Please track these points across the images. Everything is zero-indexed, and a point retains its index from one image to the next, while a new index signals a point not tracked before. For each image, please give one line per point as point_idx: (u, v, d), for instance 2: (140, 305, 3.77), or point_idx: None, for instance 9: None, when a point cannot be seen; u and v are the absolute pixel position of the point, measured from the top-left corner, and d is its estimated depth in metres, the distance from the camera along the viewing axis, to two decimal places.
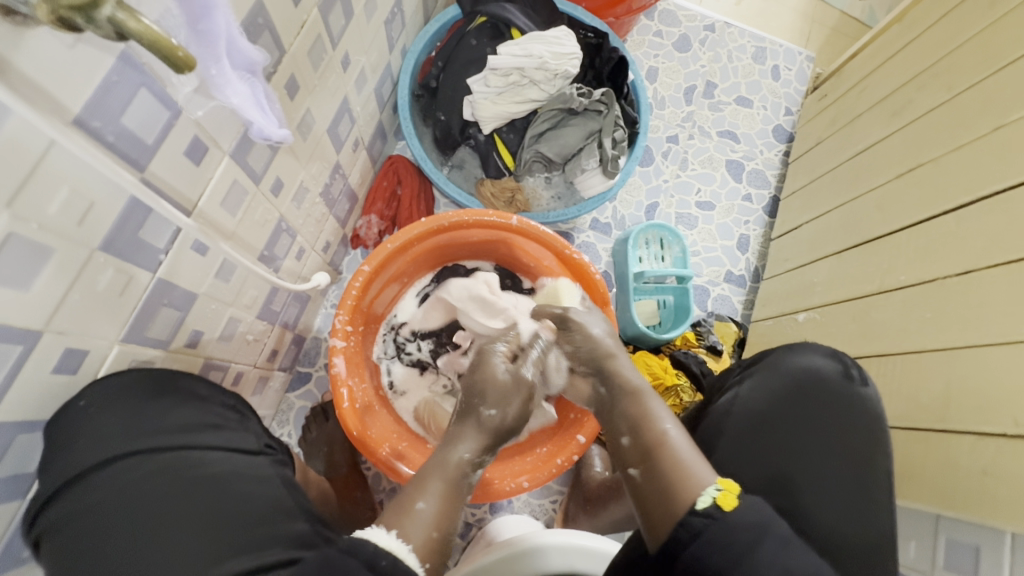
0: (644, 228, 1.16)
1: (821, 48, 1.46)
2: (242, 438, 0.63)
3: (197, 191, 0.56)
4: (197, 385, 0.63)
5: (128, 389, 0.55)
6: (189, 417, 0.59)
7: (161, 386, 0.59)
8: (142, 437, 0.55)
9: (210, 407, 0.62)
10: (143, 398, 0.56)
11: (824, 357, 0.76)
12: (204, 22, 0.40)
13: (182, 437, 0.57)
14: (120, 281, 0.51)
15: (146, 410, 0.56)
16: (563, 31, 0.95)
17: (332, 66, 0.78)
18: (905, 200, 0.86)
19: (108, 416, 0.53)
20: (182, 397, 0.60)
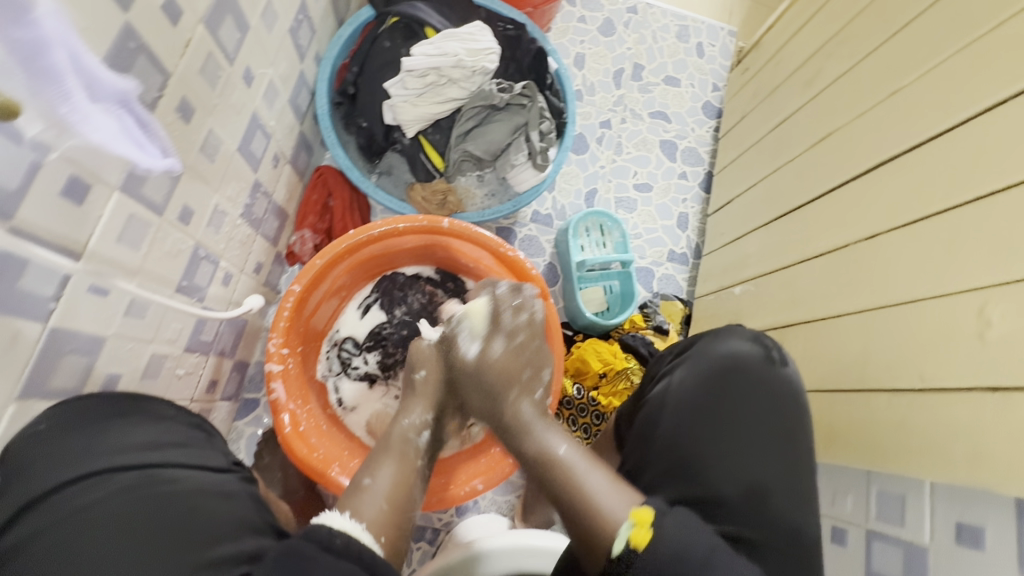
0: (583, 216, 1.18)
1: (743, 22, 1.48)
2: (213, 453, 0.62)
3: (85, 231, 0.54)
4: (159, 407, 0.63)
5: (80, 422, 0.54)
6: (146, 438, 0.57)
7: (120, 410, 0.59)
8: (104, 453, 0.53)
9: (168, 425, 0.61)
10: (97, 421, 0.56)
11: (745, 338, 0.78)
12: (42, 59, 0.37)
13: (145, 454, 0.55)
14: (4, 336, 0.48)
15: (98, 434, 0.54)
16: (477, 27, 0.94)
17: (233, 83, 0.74)
18: (820, 167, 0.89)
19: (60, 437, 0.52)
20: (141, 419, 0.59)
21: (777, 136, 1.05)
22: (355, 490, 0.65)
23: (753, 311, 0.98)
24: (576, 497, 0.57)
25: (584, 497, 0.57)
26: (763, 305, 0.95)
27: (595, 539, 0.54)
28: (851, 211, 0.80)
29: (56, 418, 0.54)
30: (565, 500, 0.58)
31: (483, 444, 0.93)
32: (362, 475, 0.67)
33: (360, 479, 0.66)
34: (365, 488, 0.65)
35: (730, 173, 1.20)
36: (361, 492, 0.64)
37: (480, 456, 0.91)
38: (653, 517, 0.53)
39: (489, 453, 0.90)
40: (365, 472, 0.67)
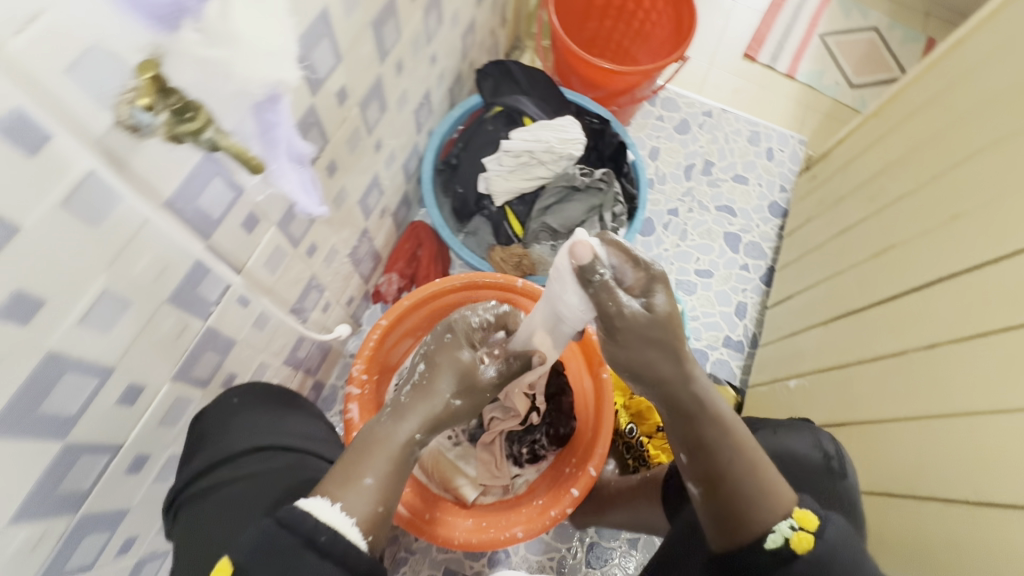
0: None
1: (813, 132, 1.63)
2: (336, 447, 0.79)
3: (246, 253, 0.67)
4: (308, 407, 0.84)
5: (265, 400, 0.77)
6: (311, 431, 0.78)
7: (280, 391, 0.82)
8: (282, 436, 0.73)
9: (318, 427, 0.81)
10: (271, 402, 0.78)
11: (806, 442, 0.75)
12: (271, 135, 0.50)
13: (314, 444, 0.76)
14: (178, 328, 0.61)
15: (281, 419, 0.77)
16: (568, 120, 1.11)
17: (366, 149, 0.90)
18: (883, 277, 0.92)
19: (250, 416, 0.74)
20: (301, 417, 0.81)
21: (842, 242, 1.09)
22: (351, 482, 0.60)
23: (805, 407, 0.99)
24: (732, 454, 0.65)
25: (752, 476, 0.63)
26: (817, 401, 0.96)
27: (732, 529, 0.63)
28: (908, 315, 0.84)
29: (245, 391, 0.76)
30: (726, 478, 0.64)
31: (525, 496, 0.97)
32: (363, 473, 0.62)
33: (363, 473, 0.62)
34: (365, 488, 0.60)
35: (791, 271, 1.25)
36: (360, 488, 0.60)
37: (522, 507, 0.94)
38: (817, 524, 0.59)
39: (530, 505, 0.94)
40: (370, 469, 0.62)
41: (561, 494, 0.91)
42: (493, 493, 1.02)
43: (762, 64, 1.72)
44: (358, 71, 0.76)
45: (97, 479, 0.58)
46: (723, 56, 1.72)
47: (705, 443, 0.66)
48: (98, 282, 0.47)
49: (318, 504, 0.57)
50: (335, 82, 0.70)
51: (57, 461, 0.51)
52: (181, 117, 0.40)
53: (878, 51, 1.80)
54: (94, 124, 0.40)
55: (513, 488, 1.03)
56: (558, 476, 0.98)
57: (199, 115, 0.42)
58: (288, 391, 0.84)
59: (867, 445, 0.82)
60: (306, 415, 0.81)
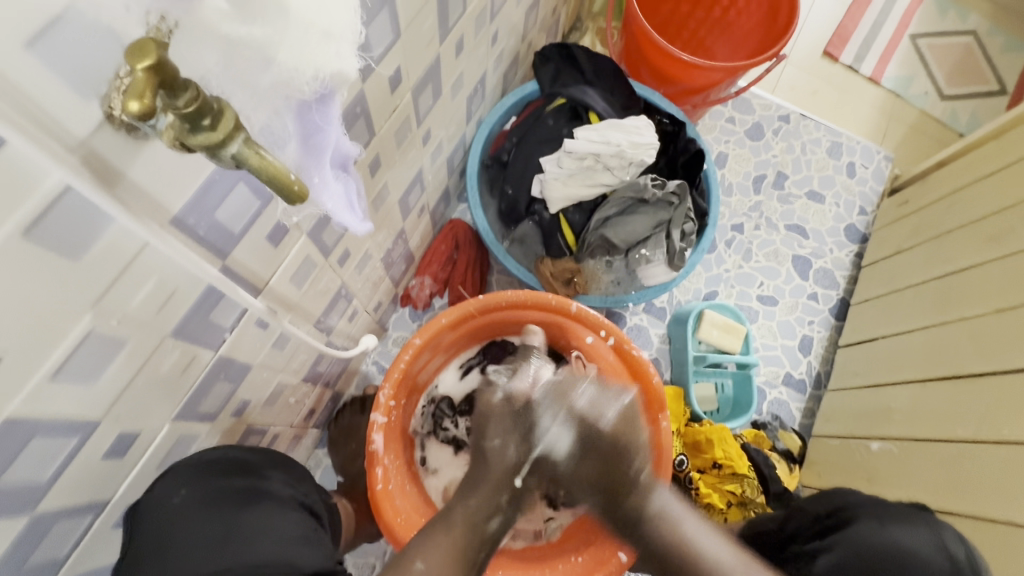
0: (702, 307, 1.11)
1: (898, 147, 1.41)
2: (316, 551, 0.59)
3: (270, 269, 0.55)
4: (277, 486, 0.64)
5: (216, 497, 0.58)
6: (279, 528, 0.58)
7: (239, 466, 0.62)
8: (241, 544, 0.56)
9: (294, 516, 0.61)
10: (222, 491, 0.58)
11: (925, 543, 0.65)
12: (315, 138, 0.38)
13: (284, 553, 0.56)
14: (184, 361, 0.49)
15: (236, 516, 0.57)
16: (643, 121, 0.96)
17: (414, 142, 0.77)
18: (1005, 338, 0.84)
19: (193, 520, 0.56)
20: (268, 502, 0.61)
21: (946, 285, 1.00)
22: (402, 569, 0.60)
23: (892, 474, 0.91)
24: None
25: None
26: (907, 470, 0.89)
27: None
28: None
29: (186, 482, 0.56)
30: None
31: (562, 548, 0.87)
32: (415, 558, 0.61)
33: (413, 557, 0.61)
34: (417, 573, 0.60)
35: (872, 309, 1.15)
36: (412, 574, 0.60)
37: (557, 562, 0.84)
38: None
39: (568, 561, 0.84)
40: (421, 553, 0.61)
41: (605, 556, 0.81)
42: (524, 538, 0.91)
43: (843, 65, 1.48)
44: (415, 52, 0.62)
45: (76, 543, 0.48)
46: (799, 52, 1.48)
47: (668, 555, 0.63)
48: (81, 324, 0.36)
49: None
50: (389, 64, 0.57)
51: (26, 534, 0.41)
52: (195, 121, 0.26)
53: (972, 59, 1.52)
54: (74, 124, 0.29)
55: (546, 533, 0.91)
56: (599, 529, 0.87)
57: (220, 121, 0.27)
58: (252, 462, 0.64)
59: (984, 540, 0.73)
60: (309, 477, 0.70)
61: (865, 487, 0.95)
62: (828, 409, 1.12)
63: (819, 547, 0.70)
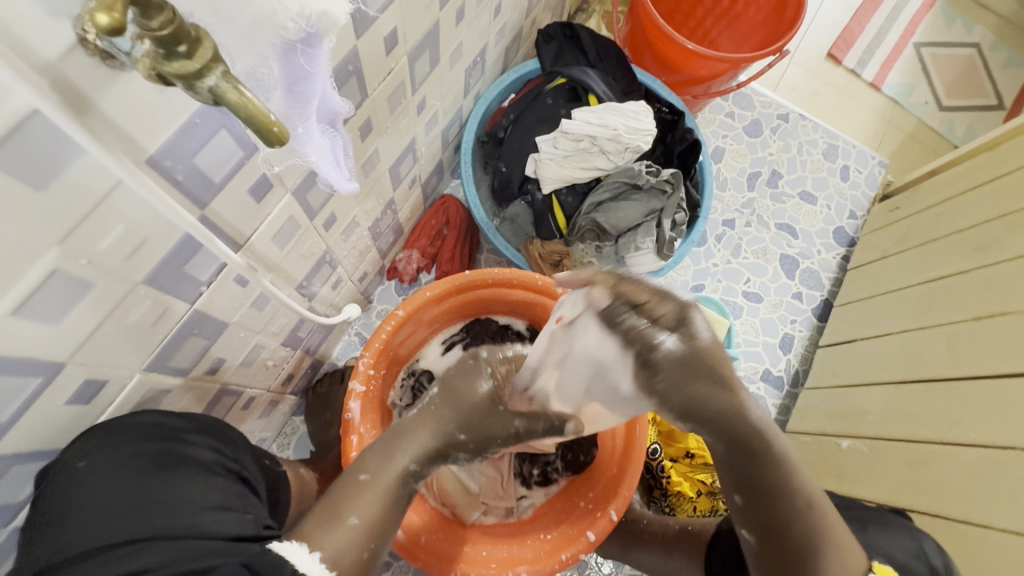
0: None
1: (893, 154, 1.42)
2: (240, 518, 0.55)
3: (252, 226, 0.54)
4: (200, 451, 0.57)
5: (129, 460, 0.51)
6: (195, 495, 0.53)
7: (158, 430, 0.55)
8: (153, 516, 0.50)
9: (211, 481, 0.55)
10: (136, 454, 0.52)
11: (906, 550, 0.66)
12: (301, 85, 0.36)
13: (198, 523, 0.51)
14: (156, 311, 0.48)
15: (149, 484, 0.52)
16: (641, 106, 0.95)
17: (408, 110, 0.75)
18: (979, 346, 0.85)
19: (101, 485, 0.50)
20: (189, 468, 0.55)
21: (927, 291, 1.02)
22: (332, 522, 0.55)
23: (861, 472, 0.93)
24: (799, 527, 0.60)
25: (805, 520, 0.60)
26: (876, 470, 0.91)
27: None
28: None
29: (92, 449, 0.50)
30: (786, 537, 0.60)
31: (532, 525, 0.87)
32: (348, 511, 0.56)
33: (345, 512, 0.56)
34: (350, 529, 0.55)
35: (856, 311, 1.16)
36: (342, 530, 0.55)
37: (525, 539, 0.84)
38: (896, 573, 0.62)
39: (537, 539, 0.83)
40: (354, 508, 0.56)
41: (574, 536, 0.81)
42: (495, 514, 0.91)
43: (846, 67, 1.48)
44: (414, 13, 0.60)
45: (37, 488, 0.49)
46: (802, 53, 1.48)
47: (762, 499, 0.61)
48: (45, 260, 0.35)
49: (300, 554, 0.52)
50: (386, 23, 0.55)
51: None
52: (171, 47, 0.26)
53: (974, 71, 1.52)
54: (42, 45, 0.27)
55: (517, 511, 0.91)
56: (570, 509, 0.87)
57: (198, 50, 0.26)
58: (174, 426, 0.57)
59: (946, 536, 0.76)
60: (246, 444, 0.66)
61: (833, 482, 0.98)
62: (803, 408, 1.14)
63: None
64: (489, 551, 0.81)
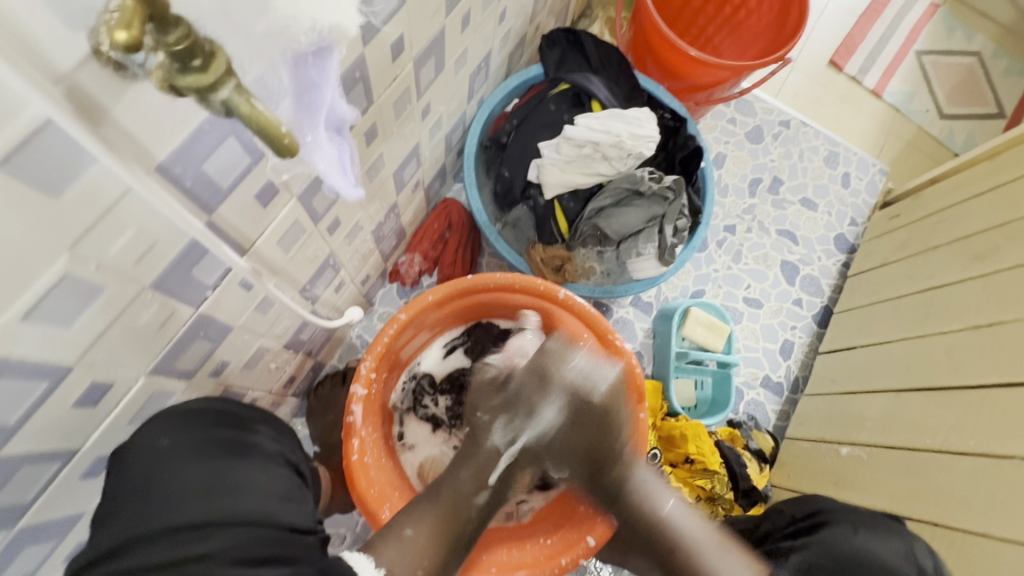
0: (689, 305, 1.12)
1: (894, 161, 1.42)
2: (300, 508, 0.59)
3: (257, 231, 0.54)
4: (264, 442, 0.65)
5: (204, 448, 0.58)
6: (263, 483, 0.58)
7: (226, 418, 0.63)
8: (225, 496, 0.55)
9: (277, 471, 0.61)
10: (208, 440, 0.59)
11: (895, 551, 0.66)
12: (310, 95, 0.37)
13: (266, 507, 0.56)
14: (162, 315, 0.49)
15: (224, 466, 0.58)
16: (644, 112, 0.95)
17: (412, 115, 0.76)
18: (978, 355, 0.86)
19: (180, 464, 0.56)
20: (252, 455, 0.62)
21: (928, 299, 1.02)
22: (392, 536, 0.63)
23: (860, 478, 0.94)
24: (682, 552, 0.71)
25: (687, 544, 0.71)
26: (874, 477, 0.91)
27: None
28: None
29: (173, 432, 0.57)
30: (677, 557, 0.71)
31: (532, 529, 0.87)
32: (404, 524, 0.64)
33: (402, 525, 0.64)
34: (406, 540, 0.63)
35: (857, 318, 1.16)
36: (401, 542, 0.62)
37: (525, 543, 0.84)
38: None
39: (536, 543, 0.83)
40: (411, 522, 0.64)
41: (573, 540, 0.81)
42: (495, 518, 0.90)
43: (848, 75, 1.48)
44: (420, 21, 0.60)
45: (43, 489, 0.49)
46: (804, 60, 1.48)
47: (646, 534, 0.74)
48: (57, 265, 0.36)
49: (362, 561, 0.58)
50: (392, 31, 0.55)
51: None
52: (185, 62, 0.26)
53: (975, 79, 1.53)
54: (59, 56, 0.28)
55: (517, 515, 0.92)
56: (569, 514, 0.87)
57: (212, 63, 0.27)
58: (239, 416, 0.65)
59: (945, 545, 0.76)
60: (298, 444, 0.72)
61: (831, 489, 0.98)
62: (802, 414, 1.14)
63: (792, 547, 0.72)
64: (489, 555, 0.81)
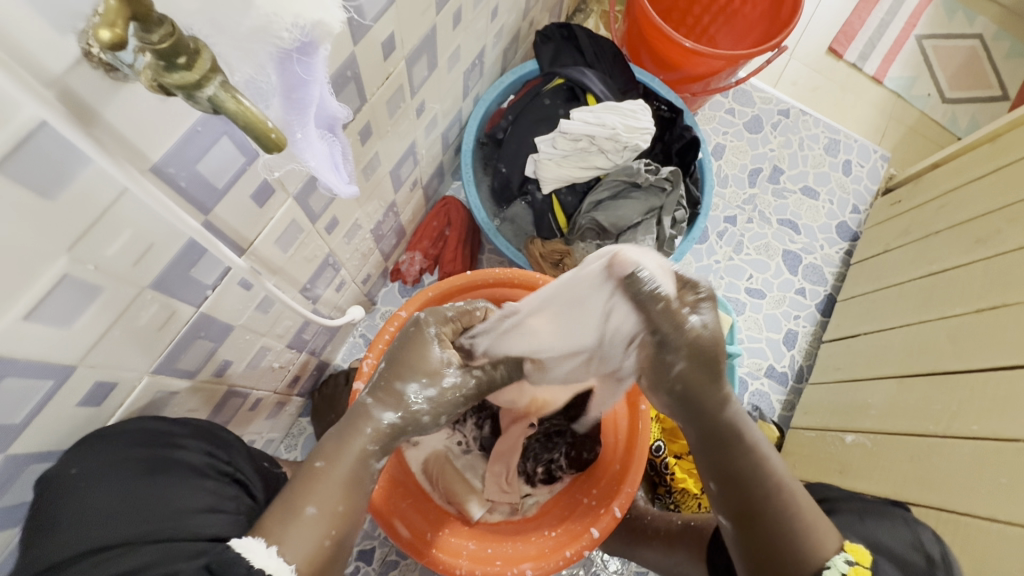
0: None
1: (896, 147, 1.41)
2: (227, 521, 0.57)
3: (255, 230, 0.55)
4: (191, 455, 0.58)
5: (121, 470, 0.52)
6: (187, 500, 0.55)
7: (149, 436, 0.55)
8: (140, 524, 0.52)
9: (202, 486, 0.57)
10: (128, 462, 0.52)
11: (902, 541, 0.66)
12: (298, 92, 0.37)
13: (190, 528, 0.54)
14: (163, 315, 0.50)
15: (141, 488, 0.53)
16: (640, 105, 0.96)
17: (407, 113, 0.77)
18: (982, 339, 0.85)
19: (91, 492, 0.50)
20: (181, 474, 0.57)
21: (931, 285, 1.01)
22: (291, 516, 0.53)
23: (864, 466, 0.94)
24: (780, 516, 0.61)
25: (790, 513, 0.61)
26: (880, 464, 0.91)
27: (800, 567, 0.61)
28: None
29: (79, 457, 0.50)
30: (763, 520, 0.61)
31: (535, 523, 0.88)
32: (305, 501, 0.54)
33: (303, 503, 0.54)
34: (309, 521, 0.53)
35: (859, 305, 1.16)
36: (300, 523, 0.53)
37: (531, 535, 0.85)
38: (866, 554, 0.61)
39: (541, 535, 0.84)
40: (312, 498, 0.54)
41: (577, 532, 0.82)
42: (500, 511, 0.90)
43: (847, 62, 1.47)
44: (411, 18, 0.61)
45: None
46: (802, 48, 1.47)
47: (741, 478, 0.63)
48: (55, 267, 0.37)
49: (254, 548, 0.51)
50: (383, 29, 0.56)
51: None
52: (171, 60, 0.27)
53: (978, 62, 1.51)
54: (49, 60, 0.28)
55: (522, 508, 0.91)
56: (573, 506, 0.87)
57: (197, 61, 0.27)
58: (165, 430, 0.57)
59: (951, 529, 0.75)
60: (243, 446, 0.68)
61: (836, 477, 0.98)
62: (807, 403, 1.14)
63: None
64: (494, 549, 0.82)
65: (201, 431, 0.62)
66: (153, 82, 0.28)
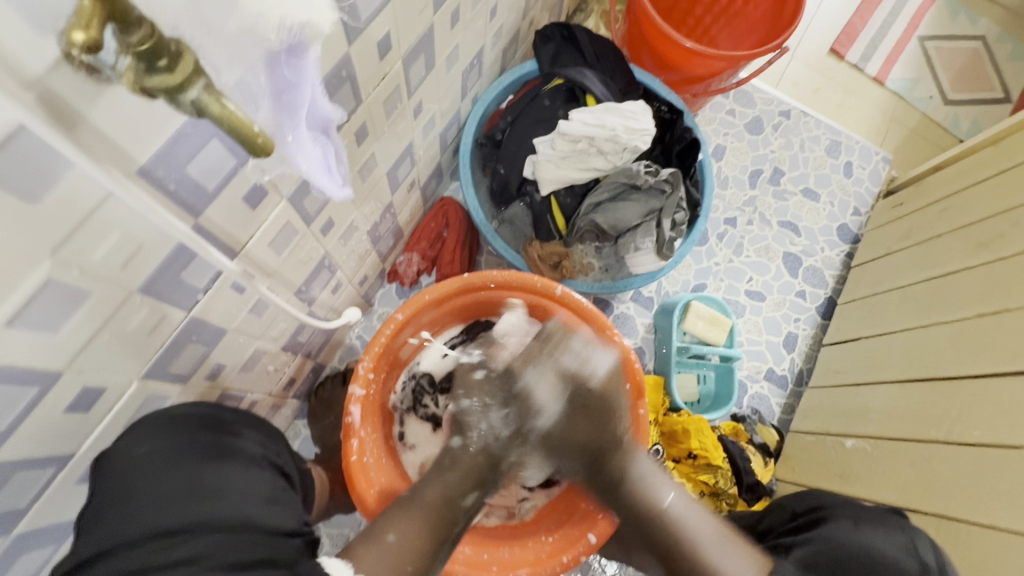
0: (690, 298, 1.11)
1: (897, 149, 1.40)
2: (285, 509, 0.60)
3: (247, 233, 0.54)
4: (247, 444, 0.64)
5: (182, 452, 0.57)
6: (247, 486, 0.58)
7: (208, 422, 0.62)
8: (201, 504, 0.54)
9: (260, 474, 0.61)
10: (191, 444, 0.58)
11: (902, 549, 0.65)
12: (288, 94, 0.37)
13: (250, 512, 0.56)
14: (153, 319, 0.49)
15: (204, 472, 0.57)
16: (639, 106, 0.95)
17: (404, 114, 0.76)
18: (984, 343, 0.84)
19: (159, 471, 0.55)
20: (238, 460, 0.61)
21: (932, 289, 1.01)
22: (373, 541, 0.60)
23: (864, 471, 0.93)
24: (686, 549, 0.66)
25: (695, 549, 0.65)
26: (880, 469, 0.90)
27: None
28: None
29: (146, 437, 0.55)
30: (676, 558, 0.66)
31: (532, 527, 0.87)
32: (386, 529, 0.61)
33: (384, 530, 0.61)
34: (389, 545, 0.59)
35: (859, 309, 1.15)
36: (380, 546, 0.59)
37: (528, 540, 0.84)
38: None
39: (538, 541, 0.83)
40: (393, 526, 0.61)
41: (575, 537, 0.81)
42: (497, 515, 0.90)
43: (849, 63, 1.46)
44: (407, 18, 0.60)
45: (38, 496, 0.50)
46: (804, 49, 1.46)
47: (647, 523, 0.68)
48: (39, 271, 0.36)
49: (341, 567, 0.56)
50: (378, 29, 0.55)
51: None
52: (151, 62, 0.26)
53: (980, 64, 1.50)
54: (27, 60, 0.28)
55: (519, 513, 0.91)
56: (571, 510, 0.86)
57: (179, 63, 0.27)
58: (223, 419, 0.64)
59: (951, 537, 0.74)
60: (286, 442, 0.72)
61: (837, 482, 0.97)
62: (806, 407, 1.13)
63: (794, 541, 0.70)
64: (490, 553, 0.81)
65: (259, 427, 0.69)
66: (133, 84, 0.28)
